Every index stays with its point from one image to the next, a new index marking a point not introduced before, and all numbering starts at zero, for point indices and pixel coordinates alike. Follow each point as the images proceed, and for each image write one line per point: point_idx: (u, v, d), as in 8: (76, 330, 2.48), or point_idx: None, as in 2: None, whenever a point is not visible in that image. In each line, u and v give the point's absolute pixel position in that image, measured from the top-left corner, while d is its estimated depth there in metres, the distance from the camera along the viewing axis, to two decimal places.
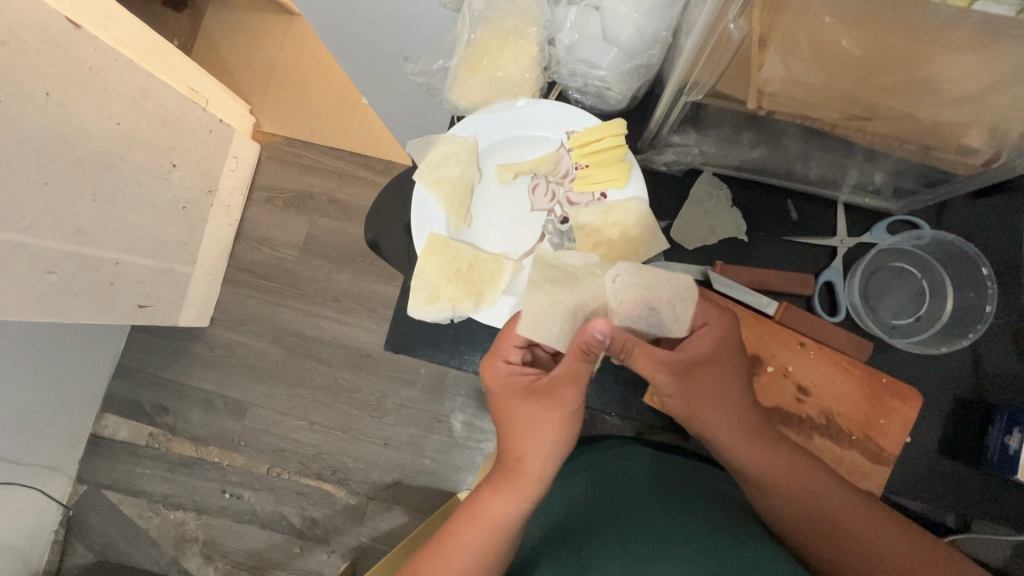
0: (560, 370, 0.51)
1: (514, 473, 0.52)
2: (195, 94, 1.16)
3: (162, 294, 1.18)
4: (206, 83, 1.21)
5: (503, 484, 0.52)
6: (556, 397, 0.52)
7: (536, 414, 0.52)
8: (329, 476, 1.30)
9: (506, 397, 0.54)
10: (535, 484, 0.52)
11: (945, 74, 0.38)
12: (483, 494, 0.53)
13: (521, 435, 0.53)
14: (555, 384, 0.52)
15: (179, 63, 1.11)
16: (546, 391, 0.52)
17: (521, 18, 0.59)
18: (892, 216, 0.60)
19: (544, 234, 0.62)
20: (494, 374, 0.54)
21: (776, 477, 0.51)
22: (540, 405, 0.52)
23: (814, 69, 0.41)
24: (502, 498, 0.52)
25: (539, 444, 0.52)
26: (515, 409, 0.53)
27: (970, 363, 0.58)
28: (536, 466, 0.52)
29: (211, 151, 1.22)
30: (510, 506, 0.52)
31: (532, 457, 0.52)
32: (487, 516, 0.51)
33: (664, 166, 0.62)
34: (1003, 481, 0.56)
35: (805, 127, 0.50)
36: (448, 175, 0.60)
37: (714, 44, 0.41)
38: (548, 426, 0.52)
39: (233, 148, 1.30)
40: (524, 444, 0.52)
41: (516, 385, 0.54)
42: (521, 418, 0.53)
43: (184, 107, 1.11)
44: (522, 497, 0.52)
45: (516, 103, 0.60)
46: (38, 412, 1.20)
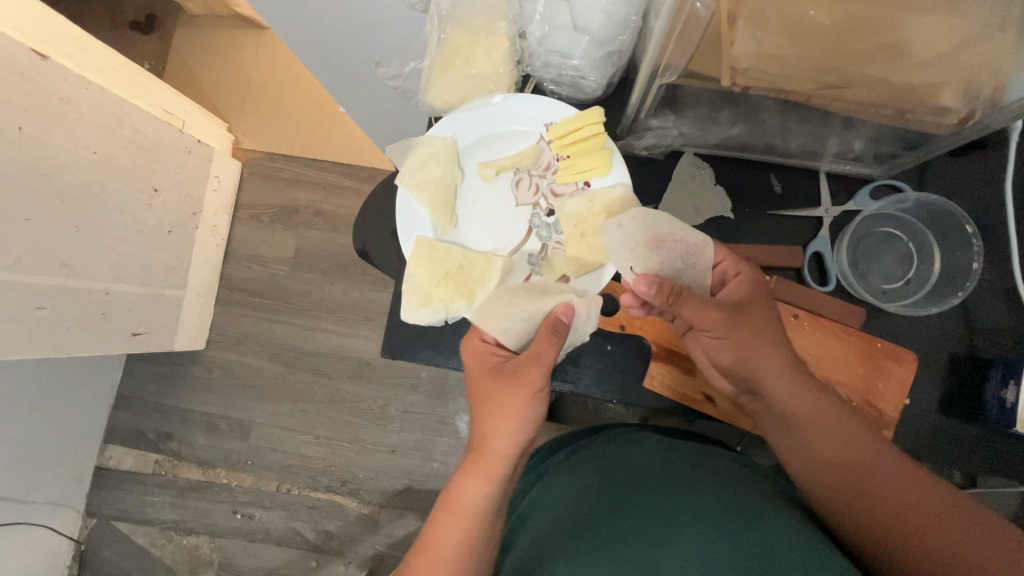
0: (528, 351, 0.53)
1: (480, 455, 0.53)
2: (170, 117, 1.14)
3: (155, 321, 1.17)
4: (179, 103, 1.20)
5: (471, 467, 0.53)
6: (519, 377, 0.52)
7: (500, 393, 0.53)
8: (340, 487, 1.30)
9: (477, 372, 0.56)
10: (499, 462, 0.52)
11: (916, 34, 0.38)
12: (459, 484, 0.52)
13: (486, 414, 0.53)
14: (522, 365, 0.53)
15: (150, 85, 1.10)
16: (512, 371, 0.53)
17: (489, 14, 0.58)
18: (875, 182, 0.61)
19: (531, 228, 0.62)
20: (472, 352, 0.56)
21: (818, 421, 0.52)
22: (503, 384, 0.53)
23: (786, 42, 0.41)
24: (470, 480, 0.52)
25: (501, 424, 0.52)
26: (485, 386, 0.54)
27: (960, 320, 0.59)
28: (500, 444, 0.52)
29: (191, 172, 1.21)
30: (480, 487, 0.52)
31: (496, 436, 0.53)
32: (460, 502, 0.51)
33: (645, 151, 0.62)
34: (999, 433, 0.57)
35: (780, 101, 0.49)
36: (431, 178, 0.60)
37: (682, 25, 0.41)
38: (511, 407, 0.52)
39: (214, 167, 1.29)
40: (488, 423, 0.53)
41: (486, 362, 0.56)
42: (487, 397, 0.54)
43: (161, 130, 1.09)
44: (491, 476, 0.52)
45: (492, 99, 0.60)
46: (38, 450, 1.19)
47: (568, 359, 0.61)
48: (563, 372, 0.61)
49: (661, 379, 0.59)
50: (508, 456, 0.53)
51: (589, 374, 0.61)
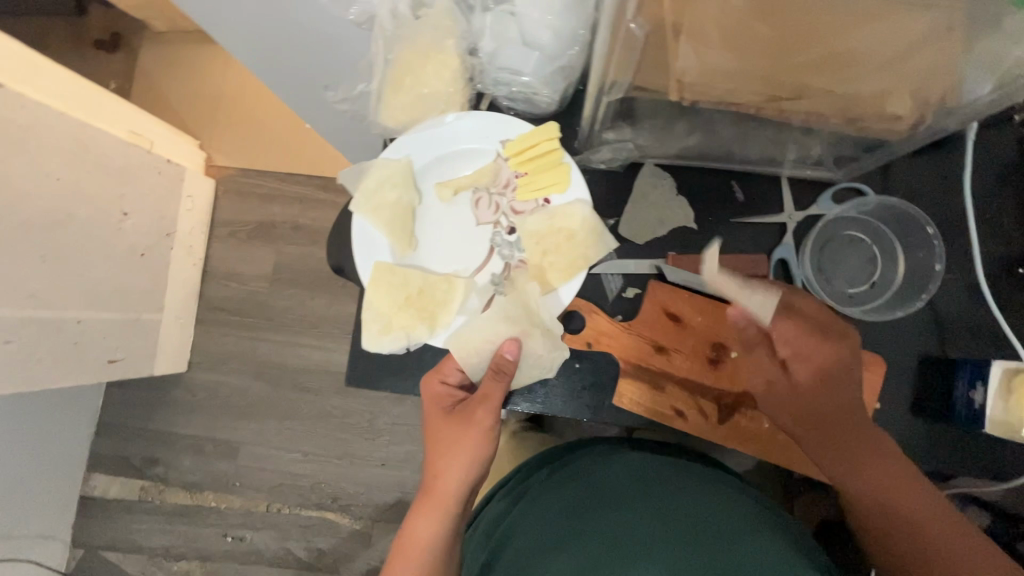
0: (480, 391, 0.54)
1: (431, 495, 0.53)
2: (137, 137, 1.11)
3: (131, 346, 1.15)
4: (147, 123, 1.17)
5: (425, 505, 0.53)
6: (471, 418, 0.53)
7: (453, 434, 0.53)
8: (331, 504, 1.29)
9: (432, 414, 0.55)
10: (450, 500, 0.52)
11: (858, 43, 0.38)
12: (413, 523, 0.52)
13: (439, 455, 0.53)
14: (472, 405, 0.54)
15: (114, 107, 1.07)
16: (464, 412, 0.54)
17: (436, 32, 0.56)
18: (835, 186, 0.60)
19: (493, 248, 0.60)
20: (426, 391, 0.56)
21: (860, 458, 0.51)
22: (456, 425, 0.53)
23: (729, 55, 0.40)
24: (423, 519, 0.52)
25: (451, 465, 0.53)
26: (437, 428, 0.54)
27: (928, 322, 0.58)
28: (450, 484, 0.52)
29: (163, 193, 1.18)
30: (433, 524, 0.51)
31: (447, 477, 0.53)
32: (414, 541, 0.51)
33: (603, 164, 0.61)
34: (970, 433, 0.56)
35: (732, 112, 0.48)
36: (385, 202, 0.58)
37: (624, 44, 0.41)
38: (462, 449, 0.53)
39: (186, 186, 1.26)
40: (440, 464, 0.53)
41: (441, 405, 0.55)
42: (439, 438, 0.54)
43: (129, 152, 1.06)
44: (443, 514, 0.52)
45: (444, 119, 0.59)
46: (19, 484, 1.16)
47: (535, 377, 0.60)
48: (530, 392, 0.59)
49: (631, 396, 0.58)
50: (461, 494, 0.53)
51: (558, 393, 0.59)
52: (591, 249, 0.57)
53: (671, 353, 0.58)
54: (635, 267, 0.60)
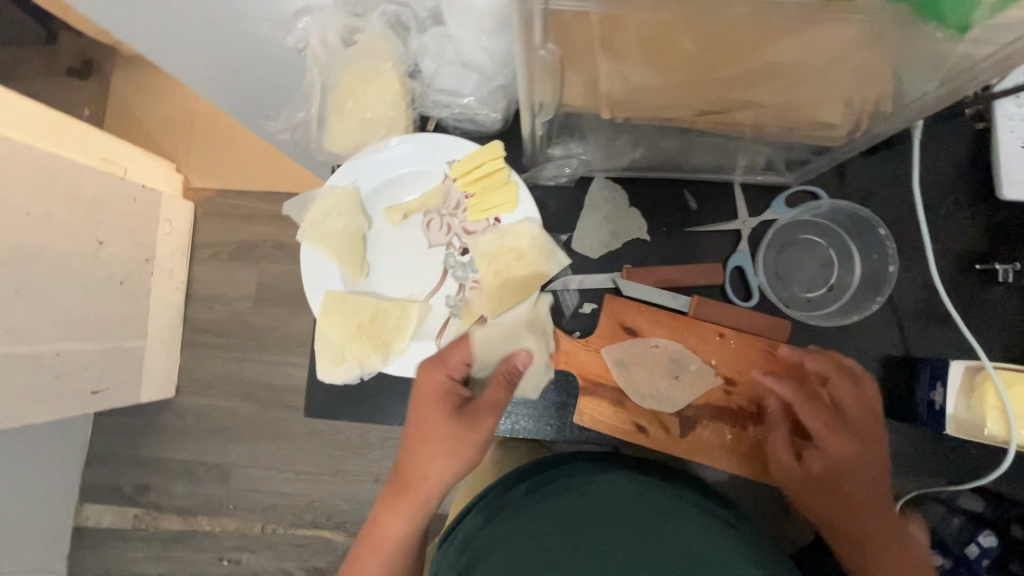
0: (490, 399, 0.53)
1: (409, 491, 0.54)
2: (110, 164, 1.10)
3: (116, 375, 1.14)
4: (120, 149, 1.16)
5: (398, 502, 0.54)
6: (477, 426, 0.52)
7: (453, 438, 0.52)
8: (325, 522, 1.29)
9: (433, 412, 0.53)
10: (429, 499, 0.54)
11: (776, 58, 0.37)
12: (385, 518, 0.53)
13: (433, 457, 0.52)
14: (480, 411, 0.52)
15: (83, 135, 1.06)
16: (472, 417, 0.52)
17: (375, 55, 0.55)
18: (788, 189, 0.59)
19: (446, 270, 0.60)
20: (430, 384, 0.53)
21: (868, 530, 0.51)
22: (460, 430, 0.52)
23: (649, 73, 0.39)
24: (397, 514, 0.53)
25: (440, 468, 0.53)
26: (438, 430, 0.52)
27: (891, 322, 0.58)
28: (434, 485, 0.53)
29: (141, 219, 1.17)
30: (406, 523, 0.54)
31: (433, 479, 0.53)
32: (384, 539, 0.53)
33: (552, 179, 0.60)
34: (936, 434, 0.56)
35: (669, 126, 0.48)
36: (334, 229, 0.58)
37: (542, 68, 0.40)
38: (459, 454, 0.52)
39: (164, 211, 1.25)
40: (431, 466, 0.52)
41: (446, 404, 0.53)
42: (434, 437, 0.52)
43: (101, 180, 1.05)
44: (416, 512, 0.53)
45: (388, 143, 0.57)
46: (9, 521, 1.15)
47: None
48: None
49: (592, 413, 0.57)
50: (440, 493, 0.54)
51: (520, 411, 0.59)
52: (545, 251, 0.57)
53: (631, 366, 0.57)
54: (593, 282, 0.59)
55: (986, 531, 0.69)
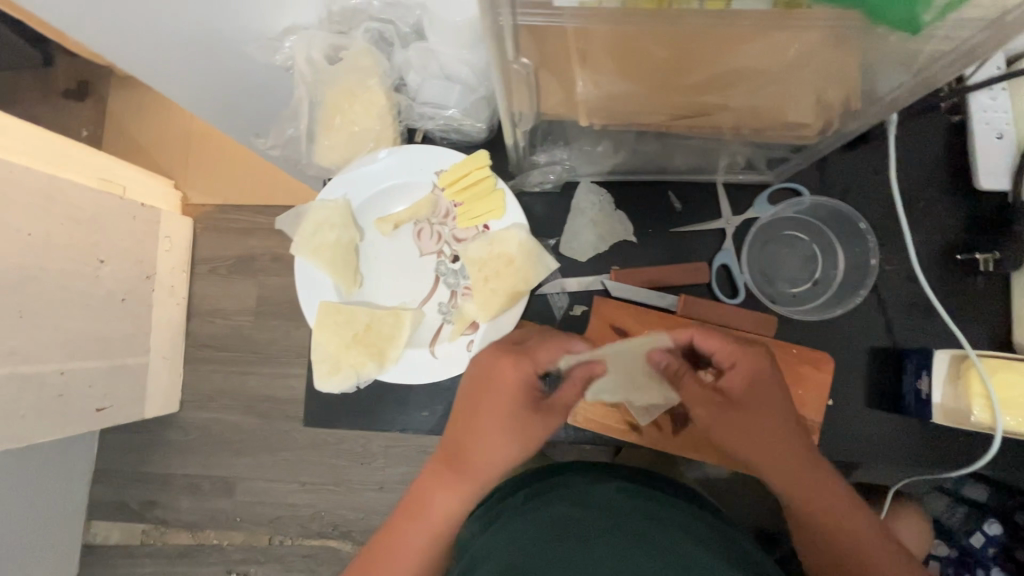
0: (566, 397, 0.51)
1: (463, 469, 0.51)
2: (109, 184, 1.12)
3: (120, 392, 1.15)
4: (119, 168, 1.18)
5: (449, 481, 0.51)
6: (550, 418, 0.50)
7: (527, 429, 0.50)
8: (332, 532, 1.30)
9: (511, 403, 0.49)
10: (481, 481, 0.51)
11: (740, 64, 0.38)
12: (435, 493, 0.51)
13: (495, 439, 0.49)
14: (556, 407, 0.51)
15: (83, 156, 1.08)
16: (548, 411, 0.50)
17: (361, 71, 0.56)
18: (770, 187, 0.60)
19: (438, 277, 0.61)
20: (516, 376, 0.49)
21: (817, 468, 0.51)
22: (536, 422, 0.50)
23: (620, 81, 0.41)
24: (446, 492, 0.51)
25: (499, 451, 0.50)
26: (512, 420, 0.49)
27: (877, 314, 0.58)
28: (489, 469, 0.50)
29: (140, 237, 1.18)
30: (454, 502, 0.51)
31: (491, 463, 0.50)
32: (431, 512, 0.51)
33: (538, 186, 0.62)
34: (924, 423, 0.57)
35: (646, 131, 0.49)
36: (326, 242, 0.59)
37: (518, 79, 0.41)
38: (526, 442, 0.50)
39: (163, 228, 1.26)
40: (493, 448, 0.49)
41: (528, 396, 0.50)
42: (502, 427, 0.49)
43: (100, 200, 1.07)
44: (465, 491, 0.51)
45: (377, 155, 0.58)
46: (20, 540, 1.16)
47: None
48: None
49: (585, 413, 0.59)
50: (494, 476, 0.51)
51: None
52: (534, 249, 0.58)
53: None
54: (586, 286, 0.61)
55: (991, 520, 0.72)
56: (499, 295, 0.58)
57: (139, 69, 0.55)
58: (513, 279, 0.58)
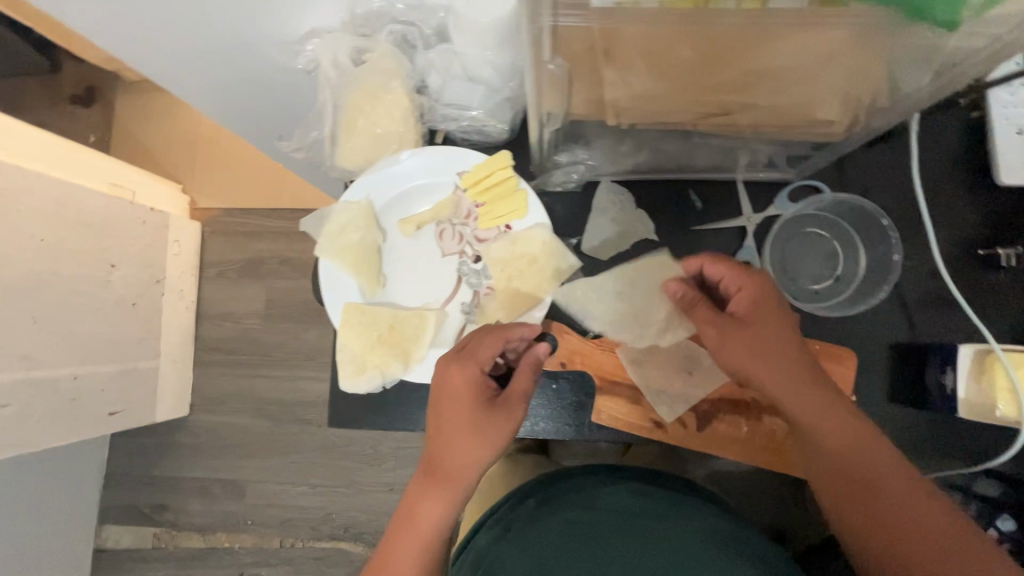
0: (522, 384, 0.53)
1: (442, 478, 0.51)
2: (119, 189, 1.13)
3: (131, 396, 1.16)
4: (129, 173, 1.18)
5: (435, 492, 0.51)
6: (510, 407, 0.52)
7: (487, 423, 0.51)
8: (343, 534, 1.30)
9: (464, 402, 0.51)
10: (462, 485, 0.51)
11: (771, 63, 0.38)
12: (424, 508, 0.51)
13: (462, 440, 0.50)
14: (513, 397, 0.52)
15: (94, 161, 1.09)
16: (506, 403, 0.52)
17: (384, 73, 0.56)
18: (791, 184, 0.61)
19: (460, 278, 0.61)
20: (464, 376, 0.52)
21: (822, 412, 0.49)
22: (496, 416, 0.51)
23: (650, 82, 0.41)
24: (434, 503, 0.51)
25: (468, 450, 0.51)
26: (470, 418, 0.51)
27: (899, 310, 0.59)
28: (466, 471, 0.51)
29: (149, 241, 1.18)
30: (444, 510, 0.51)
31: (465, 465, 0.51)
32: (423, 524, 0.51)
33: (560, 186, 0.62)
34: (948, 417, 0.57)
35: (672, 130, 0.49)
36: (350, 243, 0.59)
37: (549, 80, 0.42)
38: (491, 436, 0.51)
39: (172, 232, 1.27)
40: (463, 449, 0.50)
41: (480, 394, 0.52)
42: (461, 428, 0.51)
43: (111, 205, 1.07)
44: (451, 497, 0.51)
45: (400, 157, 0.59)
46: (32, 543, 1.16)
47: None
48: None
49: (610, 412, 0.58)
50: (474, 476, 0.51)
51: (538, 411, 0.60)
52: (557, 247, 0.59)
53: (644, 365, 0.59)
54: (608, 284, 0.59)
55: (1004, 515, 0.67)
56: (524, 294, 0.59)
57: (161, 73, 0.55)
58: (538, 277, 0.59)
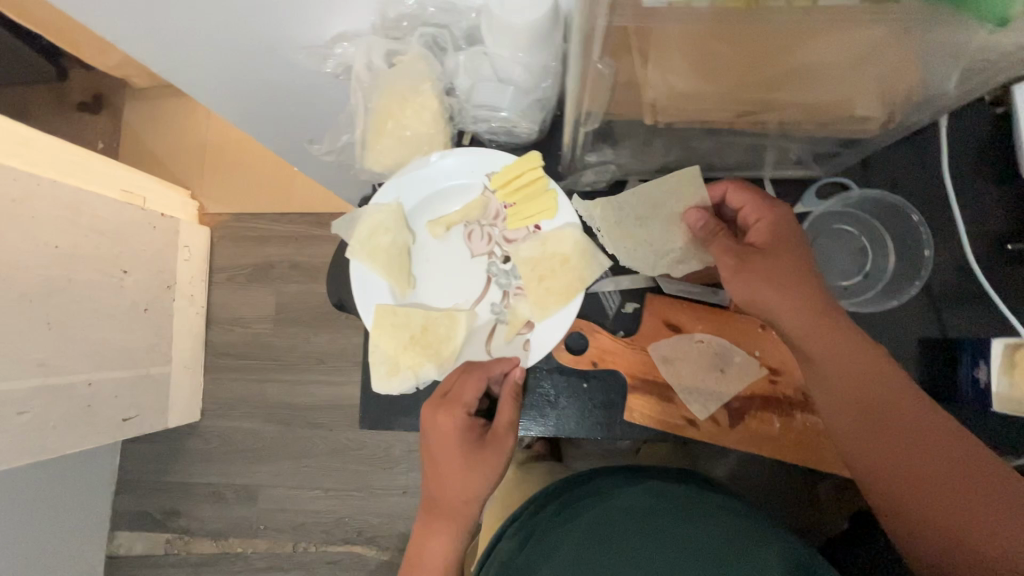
0: (507, 417, 0.56)
1: (444, 516, 0.54)
2: (130, 195, 1.13)
3: (144, 402, 1.16)
4: (139, 180, 1.18)
5: (440, 527, 0.54)
6: (499, 441, 0.55)
7: (480, 460, 0.53)
8: (356, 537, 1.29)
9: (455, 444, 0.53)
10: (464, 520, 0.54)
11: (816, 59, 0.39)
12: (429, 545, 0.53)
13: (458, 480, 0.53)
14: (500, 431, 0.55)
15: (106, 169, 1.09)
16: (494, 439, 0.55)
17: (413, 76, 0.56)
18: (819, 181, 0.61)
19: (490, 278, 0.62)
20: (452, 420, 0.54)
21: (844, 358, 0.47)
22: (487, 453, 0.54)
23: (694, 80, 0.41)
24: (440, 539, 0.53)
25: (466, 488, 0.53)
26: (462, 458, 0.53)
27: (926, 305, 0.59)
28: (466, 507, 0.53)
29: (160, 247, 1.19)
30: (450, 542, 0.53)
31: (465, 502, 0.53)
32: (432, 557, 0.53)
33: (589, 186, 0.63)
34: (980, 413, 0.56)
35: (707, 128, 0.50)
36: (380, 245, 0.59)
37: (592, 79, 0.42)
38: (486, 471, 0.54)
39: (183, 238, 1.27)
40: (460, 488, 0.53)
41: (470, 433, 0.54)
42: (456, 469, 0.53)
43: (122, 211, 1.07)
44: (456, 531, 0.53)
45: (430, 158, 0.61)
46: (46, 551, 1.16)
47: (546, 400, 0.60)
48: (543, 415, 0.60)
49: (641, 409, 0.59)
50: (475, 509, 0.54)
51: (568, 411, 0.60)
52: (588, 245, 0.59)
53: (675, 362, 0.59)
54: (632, 200, 0.59)
55: None
56: (556, 293, 0.59)
57: (188, 79, 0.56)
58: (569, 276, 0.59)
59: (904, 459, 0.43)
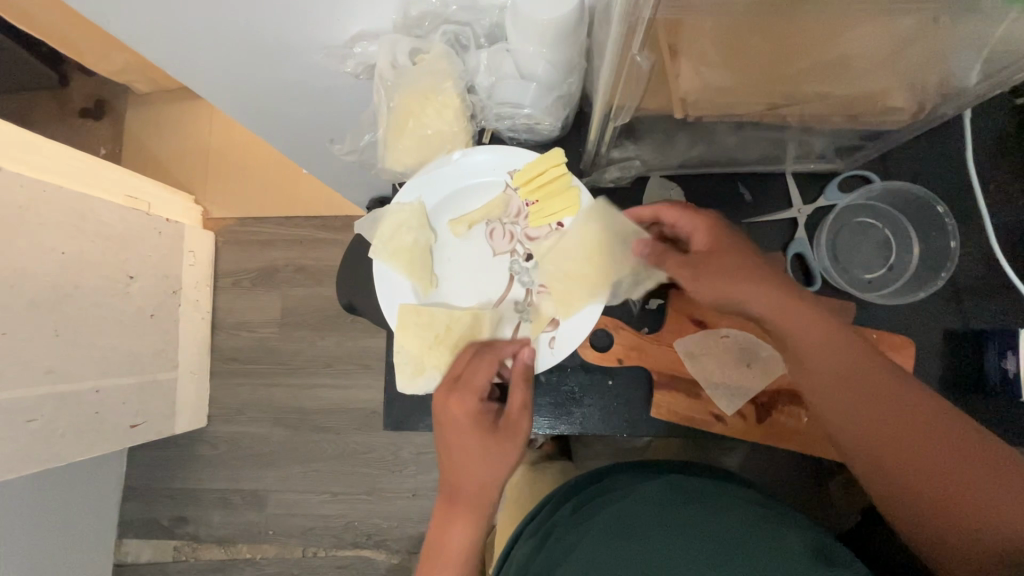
0: (519, 400, 0.55)
1: (462, 504, 0.53)
2: (135, 201, 1.12)
3: (151, 409, 1.15)
4: (144, 185, 1.18)
5: (460, 517, 0.53)
6: (514, 425, 0.54)
7: (495, 446, 0.53)
8: (365, 541, 1.29)
9: (468, 431, 0.53)
10: (483, 506, 0.53)
11: (851, 49, 0.38)
12: (447, 534, 0.52)
13: (473, 467, 0.52)
14: (514, 415, 0.54)
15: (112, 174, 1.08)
16: (508, 424, 0.54)
17: (435, 74, 0.56)
18: (841, 175, 0.61)
19: (512, 276, 0.61)
20: (465, 407, 0.53)
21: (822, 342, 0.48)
22: (502, 438, 0.53)
23: (727, 72, 0.41)
24: (459, 528, 0.52)
25: (482, 473, 0.52)
26: (477, 444, 0.52)
27: (949, 296, 0.59)
28: (485, 493, 0.53)
29: (165, 252, 1.18)
30: (468, 532, 0.52)
31: (483, 488, 0.52)
32: (451, 549, 0.52)
33: (612, 182, 0.63)
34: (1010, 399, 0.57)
35: (733, 122, 0.50)
36: (403, 245, 0.59)
37: (627, 73, 0.41)
38: (502, 455, 0.53)
39: (188, 242, 1.26)
40: (476, 474, 0.52)
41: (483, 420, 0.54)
42: (471, 455, 0.52)
43: (128, 217, 1.07)
44: (476, 518, 0.53)
45: (452, 156, 0.60)
46: (54, 560, 1.15)
47: (571, 399, 0.60)
48: (569, 414, 0.60)
49: (667, 406, 0.58)
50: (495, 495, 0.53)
51: (594, 410, 0.60)
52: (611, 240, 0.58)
53: (701, 358, 0.60)
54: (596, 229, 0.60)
55: None
56: (581, 290, 0.58)
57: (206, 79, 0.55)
58: (593, 273, 0.58)
59: (897, 438, 0.43)
